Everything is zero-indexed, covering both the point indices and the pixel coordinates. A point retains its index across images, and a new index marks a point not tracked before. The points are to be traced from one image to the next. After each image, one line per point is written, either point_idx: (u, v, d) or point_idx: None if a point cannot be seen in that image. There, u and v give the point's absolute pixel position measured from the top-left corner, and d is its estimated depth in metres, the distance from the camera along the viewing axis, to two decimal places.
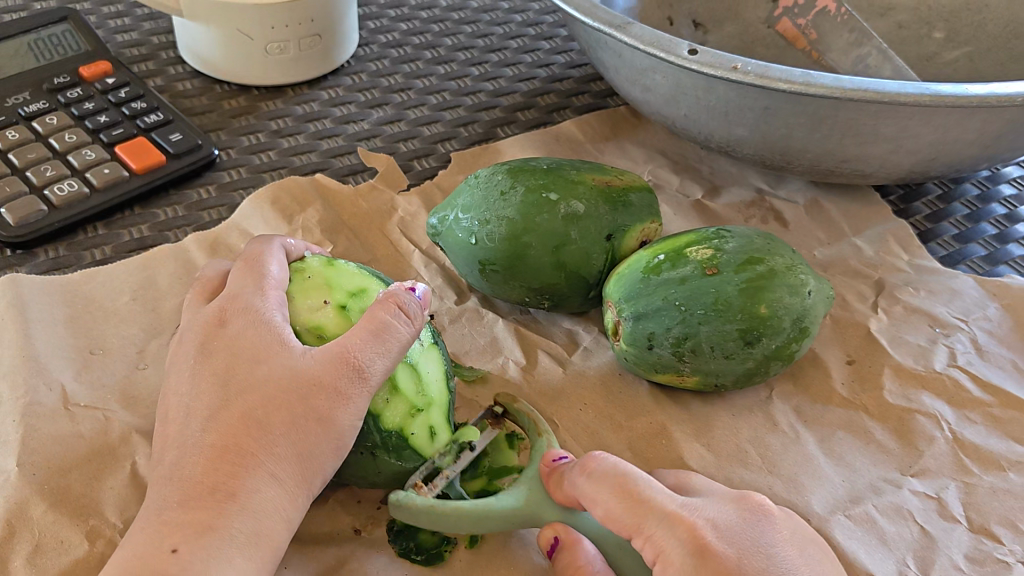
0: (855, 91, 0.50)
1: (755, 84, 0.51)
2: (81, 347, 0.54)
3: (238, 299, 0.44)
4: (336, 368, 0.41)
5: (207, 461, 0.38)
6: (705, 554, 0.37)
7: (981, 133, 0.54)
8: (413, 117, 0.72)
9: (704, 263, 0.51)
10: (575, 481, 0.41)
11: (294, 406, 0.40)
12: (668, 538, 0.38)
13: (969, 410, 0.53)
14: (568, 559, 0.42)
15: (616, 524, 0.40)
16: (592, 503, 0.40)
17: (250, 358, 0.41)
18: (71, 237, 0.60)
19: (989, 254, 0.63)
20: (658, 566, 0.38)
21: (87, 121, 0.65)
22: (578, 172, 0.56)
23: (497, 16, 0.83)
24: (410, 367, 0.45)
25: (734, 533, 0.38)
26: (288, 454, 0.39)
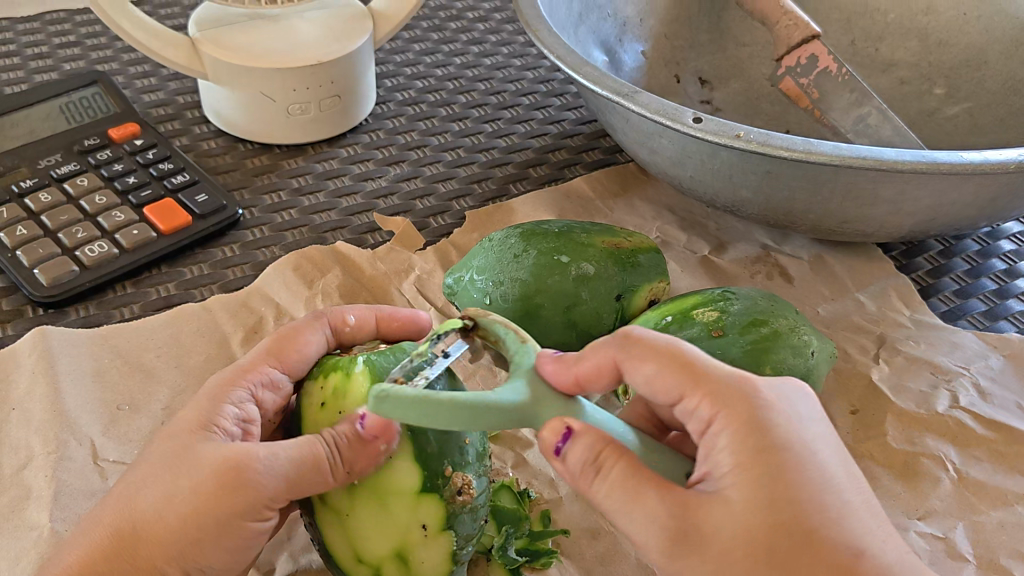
0: (853, 159, 0.52)
1: (757, 151, 0.53)
2: (109, 401, 0.56)
3: (250, 361, 0.46)
4: (227, 478, 0.39)
5: (94, 532, 0.40)
6: (766, 414, 0.37)
7: (977, 197, 0.56)
8: (428, 174, 0.75)
9: (711, 325, 0.52)
10: (620, 347, 0.40)
11: (177, 503, 0.39)
12: (731, 395, 0.37)
13: (972, 449, 0.55)
14: (585, 447, 0.37)
15: (661, 388, 0.39)
16: (634, 368, 0.39)
17: (178, 434, 0.42)
18: (101, 296, 0.62)
19: (989, 309, 0.65)
20: (713, 427, 0.37)
21: (117, 183, 0.67)
22: (588, 235, 0.59)
23: (510, 73, 0.86)
24: (401, 561, 0.44)
25: (788, 398, 0.38)
26: (156, 553, 0.39)
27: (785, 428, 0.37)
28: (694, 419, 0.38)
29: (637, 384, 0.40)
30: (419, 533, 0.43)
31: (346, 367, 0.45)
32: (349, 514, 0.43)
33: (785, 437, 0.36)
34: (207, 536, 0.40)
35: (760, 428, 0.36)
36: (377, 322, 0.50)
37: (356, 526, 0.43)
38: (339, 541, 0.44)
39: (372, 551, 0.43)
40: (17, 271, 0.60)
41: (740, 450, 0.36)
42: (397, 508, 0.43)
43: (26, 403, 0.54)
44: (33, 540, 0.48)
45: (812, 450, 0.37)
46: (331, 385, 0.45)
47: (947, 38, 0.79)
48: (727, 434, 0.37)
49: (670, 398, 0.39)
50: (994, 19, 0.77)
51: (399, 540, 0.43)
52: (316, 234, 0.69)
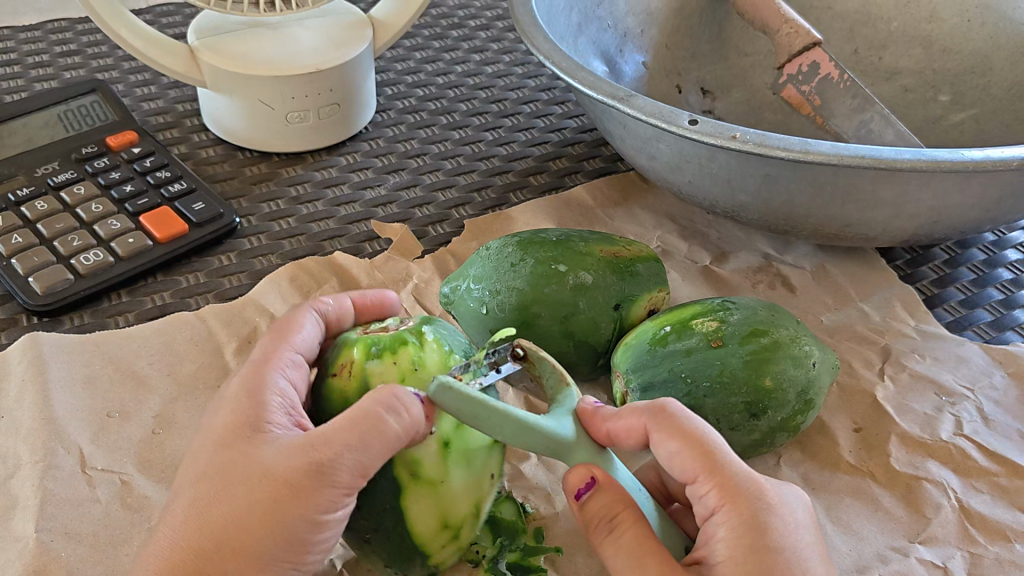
0: (852, 158, 0.51)
1: (755, 152, 0.53)
2: (99, 408, 0.55)
3: (264, 353, 0.47)
4: (301, 476, 0.39)
5: (174, 560, 0.39)
6: (768, 516, 0.39)
7: (981, 200, 0.56)
8: (428, 182, 0.74)
9: (710, 335, 0.52)
10: (651, 419, 0.41)
11: (258, 512, 0.39)
12: (740, 493, 0.39)
13: (975, 479, 0.53)
14: (604, 501, 0.40)
15: (678, 468, 0.41)
16: (659, 443, 0.41)
17: (238, 442, 0.42)
18: (96, 305, 0.62)
19: (995, 320, 0.64)
20: (717, 517, 0.39)
21: (114, 190, 0.67)
22: (586, 243, 0.58)
23: (510, 81, 0.86)
24: (476, 517, 0.45)
25: (792, 504, 0.40)
26: (248, 566, 0.39)
27: (781, 529, 0.39)
28: (701, 503, 0.40)
29: (659, 456, 0.41)
30: (490, 485, 0.46)
31: (412, 342, 0.47)
32: (444, 480, 0.44)
33: (781, 542, 0.38)
34: (297, 538, 0.40)
35: (757, 529, 0.38)
36: (355, 309, 0.51)
37: (449, 490, 0.44)
38: (425, 513, 0.44)
39: (459, 511, 0.45)
40: (12, 279, 0.60)
41: (735, 546, 0.38)
42: (479, 463, 0.45)
43: (15, 411, 0.54)
44: (17, 550, 0.47)
45: (802, 557, 0.39)
46: (405, 359, 0.46)
47: (951, 45, 0.78)
48: (727, 527, 0.39)
49: (684, 477, 0.41)
50: (999, 25, 0.76)
51: (478, 495, 0.45)
52: (314, 243, 0.68)
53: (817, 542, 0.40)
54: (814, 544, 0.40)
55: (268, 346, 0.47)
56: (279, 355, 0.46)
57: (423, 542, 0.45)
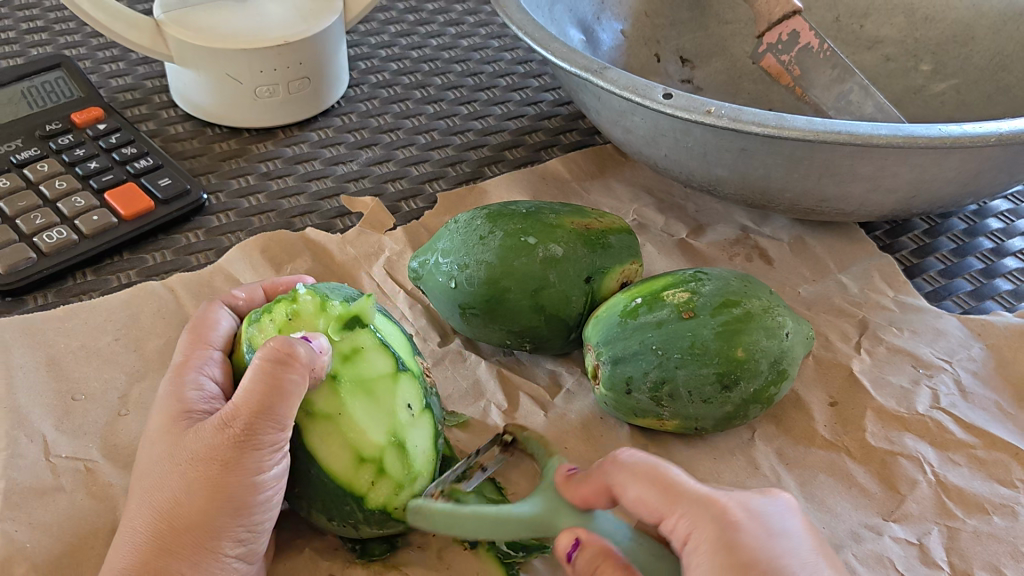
0: (829, 134, 0.50)
1: (729, 127, 0.51)
2: (63, 392, 0.54)
3: (182, 354, 0.46)
4: (229, 447, 0.40)
5: (135, 549, 0.40)
6: (737, 531, 0.37)
7: (959, 172, 0.54)
8: (401, 157, 0.73)
9: (681, 307, 0.51)
10: (609, 470, 0.42)
11: (197, 487, 0.40)
12: (704, 515, 0.38)
13: (952, 451, 0.53)
14: (587, 556, 0.39)
15: (648, 509, 0.40)
16: (623, 490, 0.41)
17: (172, 431, 0.42)
18: (60, 284, 0.61)
19: (975, 289, 0.63)
20: (690, 545, 0.38)
21: (78, 168, 0.66)
22: (557, 215, 0.57)
23: (485, 55, 0.84)
24: (399, 449, 0.44)
25: (763, 515, 0.38)
26: (201, 540, 0.40)
27: (756, 541, 0.36)
28: (675, 539, 0.39)
29: (630, 503, 0.41)
30: (405, 413, 0.45)
31: (288, 297, 0.46)
32: (340, 411, 0.43)
33: (753, 551, 0.36)
34: (241, 504, 0.41)
35: (726, 546, 0.36)
36: (263, 293, 0.53)
37: (351, 421, 0.43)
38: (333, 450, 0.43)
39: (372, 442, 0.44)
40: None
41: (710, 568, 0.36)
42: (381, 391, 0.44)
43: None
44: None
45: (782, 563, 0.36)
46: (280, 313, 0.45)
47: (933, 13, 0.76)
48: (697, 551, 0.37)
49: (654, 518, 0.40)
50: None
51: (391, 424, 0.44)
52: (284, 219, 0.67)
53: (804, 544, 0.37)
54: (801, 550, 0.37)
55: (183, 347, 0.47)
56: (198, 354, 0.46)
57: (346, 483, 0.43)
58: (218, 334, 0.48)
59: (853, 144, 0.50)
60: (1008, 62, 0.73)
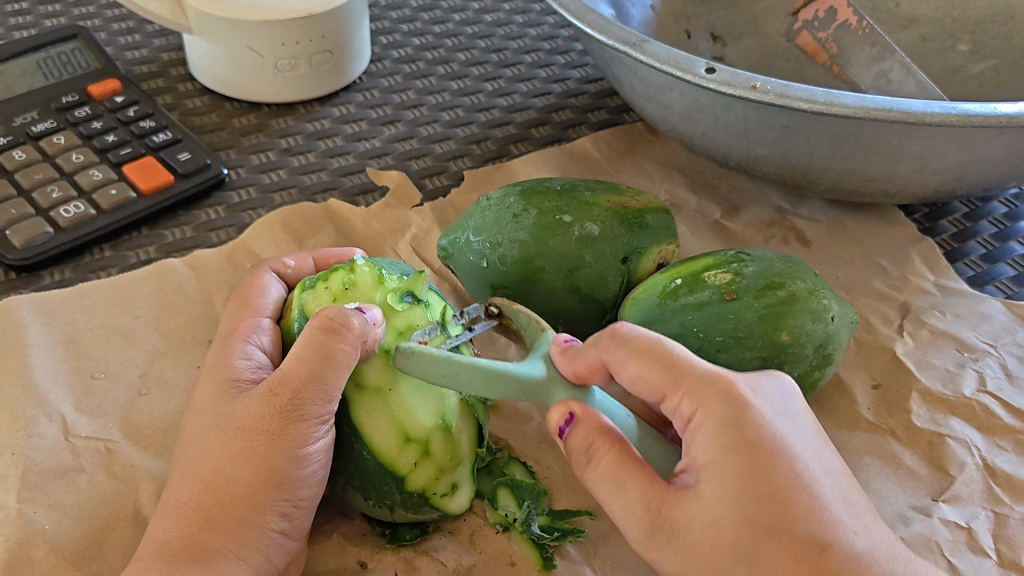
0: (881, 112, 0.48)
1: (776, 103, 0.49)
2: (82, 370, 0.52)
3: (232, 324, 0.45)
4: (273, 415, 0.38)
5: (176, 522, 0.38)
6: (743, 410, 0.36)
7: (1009, 151, 0.52)
8: (425, 135, 0.71)
9: (723, 289, 0.49)
10: (604, 343, 0.39)
11: (241, 458, 0.38)
12: (707, 393, 0.36)
13: (999, 437, 0.51)
14: (582, 434, 0.38)
15: (646, 388, 0.38)
16: (620, 370, 0.38)
17: (215, 402, 0.41)
18: (78, 259, 0.59)
19: (1017, 275, 0.62)
20: (692, 424, 0.36)
21: (95, 140, 0.64)
22: (592, 193, 0.55)
23: (510, 30, 0.82)
24: (445, 431, 0.43)
25: (764, 394, 0.37)
26: (244, 513, 0.38)
27: (762, 423, 0.35)
28: (677, 416, 0.37)
29: (624, 381, 0.39)
30: (455, 397, 0.44)
31: (344, 267, 0.45)
32: (391, 386, 0.42)
33: (762, 433, 0.35)
34: (286, 476, 0.39)
35: (733, 426, 0.35)
36: (314, 263, 0.51)
37: (400, 398, 0.42)
38: (379, 426, 0.42)
39: (418, 423, 0.42)
40: None
41: (715, 448, 0.35)
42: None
43: None
44: None
45: (785, 443, 0.35)
46: (337, 282, 0.45)
47: None
48: (703, 432, 0.36)
49: (652, 394, 0.38)
50: None
51: (441, 405, 0.43)
52: (305, 195, 0.65)
53: (803, 425, 0.37)
54: (802, 432, 0.36)
55: (233, 314, 0.46)
56: (246, 321, 0.45)
57: (389, 463, 0.42)
58: (267, 303, 0.47)
59: (904, 121, 0.49)
60: None
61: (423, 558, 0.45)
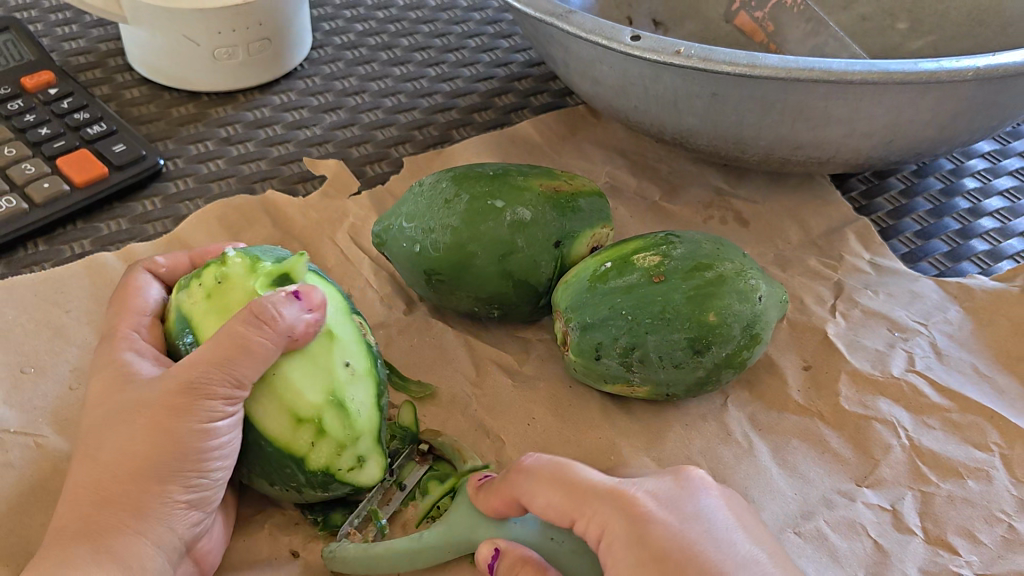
0: (801, 71, 0.48)
1: (699, 68, 0.49)
2: (13, 366, 0.52)
3: (110, 325, 0.45)
4: (177, 392, 0.39)
5: (76, 502, 0.39)
6: (651, 519, 0.36)
7: (936, 113, 0.53)
8: (366, 121, 0.71)
9: (651, 271, 0.49)
10: (515, 482, 0.40)
11: (142, 434, 0.39)
12: (613, 509, 0.37)
13: (927, 416, 0.52)
14: (507, 564, 0.39)
15: (556, 516, 0.39)
16: (528, 501, 0.39)
17: (114, 389, 0.41)
18: (10, 254, 0.58)
19: (951, 251, 0.62)
20: (604, 543, 0.37)
21: (28, 133, 0.63)
22: (525, 177, 0.55)
23: (454, 15, 0.82)
24: (339, 406, 0.42)
25: (675, 499, 0.38)
26: (145, 492, 0.38)
27: (674, 526, 0.36)
28: (589, 538, 0.38)
29: (536, 514, 0.40)
30: (344, 372, 0.43)
31: (216, 260, 0.44)
32: (276, 373, 0.41)
33: (671, 537, 0.36)
34: (189, 453, 0.39)
35: (637, 541, 0.36)
36: (191, 259, 0.50)
37: (286, 381, 0.41)
38: (270, 412, 0.41)
39: (309, 402, 0.41)
40: None
41: (627, 559, 0.36)
42: (317, 350, 0.42)
43: None
44: None
45: (698, 543, 0.36)
46: (208, 278, 0.44)
47: None
48: (614, 546, 0.36)
49: (563, 523, 0.39)
50: None
51: (329, 383, 0.42)
52: (244, 185, 0.65)
53: (718, 520, 0.37)
54: (716, 526, 0.37)
55: (111, 317, 0.46)
56: (125, 321, 0.45)
57: (285, 446, 0.42)
58: (149, 303, 0.46)
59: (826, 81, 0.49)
60: (985, 20, 0.71)
61: (355, 545, 0.45)
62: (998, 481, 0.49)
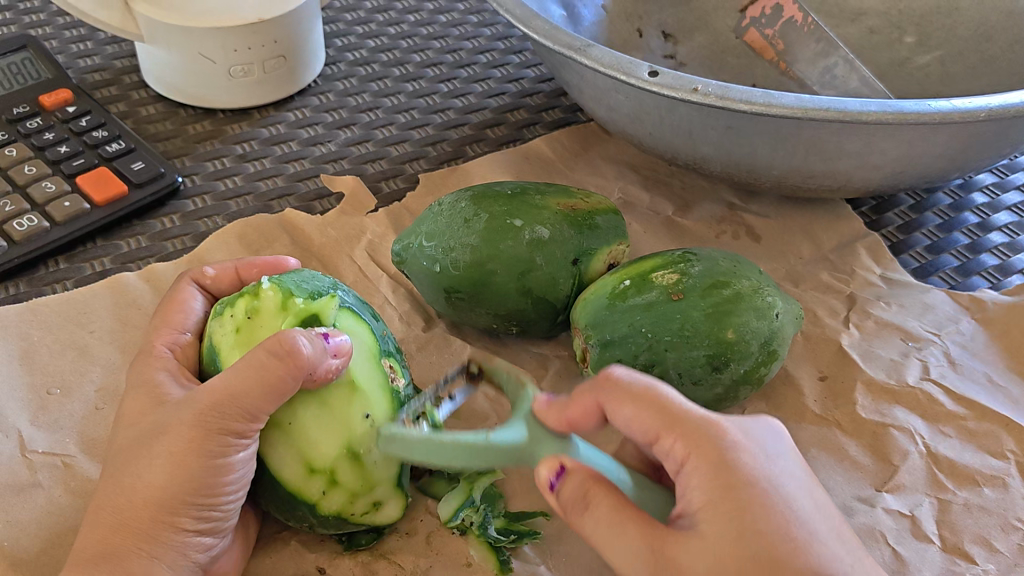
0: (816, 111, 0.49)
1: (716, 105, 0.50)
2: (38, 385, 0.53)
3: (149, 340, 0.46)
4: (197, 422, 0.39)
5: (93, 523, 0.39)
6: (737, 453, 0.36)
7: (947, 147, 0.54)
8: (381, 137, 0.71)
9: (670, 289, 0.50)
10: (601, 393, 0.39)
11: (160, 462, 0.39)
12: (702, 436, 0.37)
13: (943, 424, 0.52)
14: (577, 482, 0.37)
15: (641, 430, 0.38)
16: (615, 411, 0.39)
17: (140, 413, 0.42)
18: (31, 272, 0.59)
19: (962, 264, 0.63)
20: (687, 468, 0.37)
21: (48, 152, 0.63)
22: (543, 196, 0.56)
23: (465, 31, 0.83)
24: (353, 459, 0.43)
25: (757, 437, 0.38)
26: (158, 520, 0.39)
27: (756, 465, 0.36)
28: (670, 459, 0.38)
29: (619, 426, 0.39)
30: (363, 424, 0.43)
31: (250, 291, 0.45)
32: (292, 421, 0.42)
33: (754, 475, 0.36)
34: (204, 484, 0.39)
35: (725, 467, 0.36)
36: (237, 269, 0.51)
37: (301, 431, 0.42)
38: (284, 459, 0.42)
39: (322, 454, 0.42)
40: None
41: (710, 488, 0.36)
42: (336, 401, 0.42)
43: None
44: None
45: (777, 485, 0.36)
46: (240, 310, 0.44)
47: None
48: (698, 473, 0.36)
49: (646, 439, 0.38)
50: None
51: (346, 434, 0.42)
52: (261, 202, 0.66)
53: (795, 467, 0.38)
54: (792, 471, 0.37)
55: (152, 331, 0.47)
56: (164, 336, 0.46)
57: (298, 492, 0.43)
58: (189, 318, 0.47)
59: (841, 120, 0.49)
60: (992, 34, 0.72)
61: (380, 561, 0.46)
62: (1014, 488, 0.49)
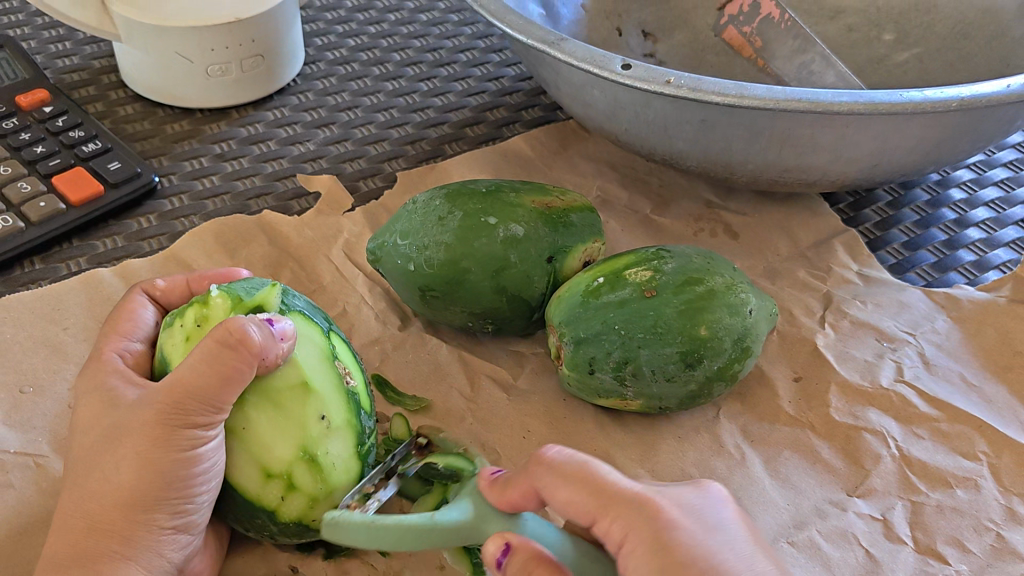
0: (789, 101, 0.49)
1: (689, 97, 0.50)
2: (11, 384, 0.52)
3: (98, 346, 0.46)
4: (158, 422, 0.39)
5: (68, 525, 0.40)
6: (676, 531, 0.33)
7: (921, 140, 0.54)
8: (359, 136, 0.71)
9: (644, 285, 0.50)
10: (534, 467, 0.36)
11: (127, 463, 0.39)
12: (639, 513, 0.34)
13: (916, 425, 0.53)
14: (519, 562, 0.34)
15: (577, 513, 0.35)
16: (549, 494, 0.35)
17: (100, 412, 0.41)
18: (7, 273, 0.59)
19: (938, 262, 0.63)
20: (626, 550, 0.33)
21: (23, 152, 0.63)
22: (518, 194, 0.56)
23: (445, 29, 0.83)
24: (310, 462, 0.42)
25: (700, 514, 0.34)
26: (133, 517, 0.39)
27: (701, 539, 0.33)
28: (610, 542, 0.34)
29: (555, 510, 0.36)
30: (319, 425, 0.42)
31: (199, 300, 0.44)
32: (245, 425, 0.41)
33: (699, 553, 0.32)
34: (174, 481, 0.39)
35: (665, 544, 0.32)
36: (189, 283, 0.51)
37: (256, 435, 0.41)
38: (241, 465, 0.42)
39: (277, 456, 0.41)
40: None
41: (651, 571, 0.32)
42: (290, 402, 0.42)
43: None
44: None
45: (727, 562, 0.32)
46: (189, 318, 0.43)
47: None
48: (638, 556, 0.33)
49: (584, 522, 0.35)
50: None
51: (301, 436, 0.41)
52: (239, 202, 0.65)
53: (745, 542, 0.34)
54: (743, 546, 0.34)
55: (101, 338, 0.46)
56: (113, 344, 0.45)
57: (257, 498, 0.42)
58: (138, 327, 0.47)
59: (815, 110, 0.49)
60: (969, 31, 0.72)
61: (354, 561, 0.46)
62: (986, 490, 0.49)
